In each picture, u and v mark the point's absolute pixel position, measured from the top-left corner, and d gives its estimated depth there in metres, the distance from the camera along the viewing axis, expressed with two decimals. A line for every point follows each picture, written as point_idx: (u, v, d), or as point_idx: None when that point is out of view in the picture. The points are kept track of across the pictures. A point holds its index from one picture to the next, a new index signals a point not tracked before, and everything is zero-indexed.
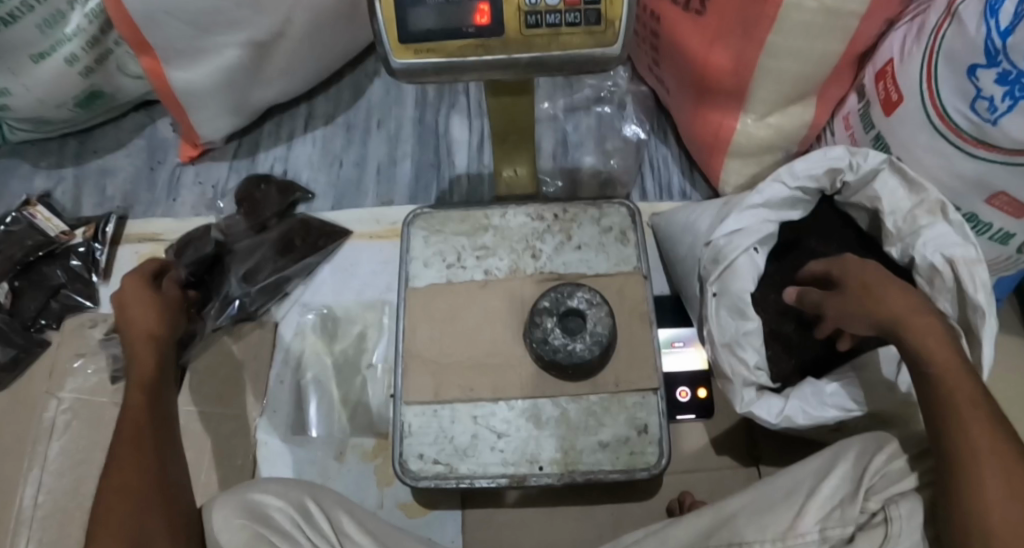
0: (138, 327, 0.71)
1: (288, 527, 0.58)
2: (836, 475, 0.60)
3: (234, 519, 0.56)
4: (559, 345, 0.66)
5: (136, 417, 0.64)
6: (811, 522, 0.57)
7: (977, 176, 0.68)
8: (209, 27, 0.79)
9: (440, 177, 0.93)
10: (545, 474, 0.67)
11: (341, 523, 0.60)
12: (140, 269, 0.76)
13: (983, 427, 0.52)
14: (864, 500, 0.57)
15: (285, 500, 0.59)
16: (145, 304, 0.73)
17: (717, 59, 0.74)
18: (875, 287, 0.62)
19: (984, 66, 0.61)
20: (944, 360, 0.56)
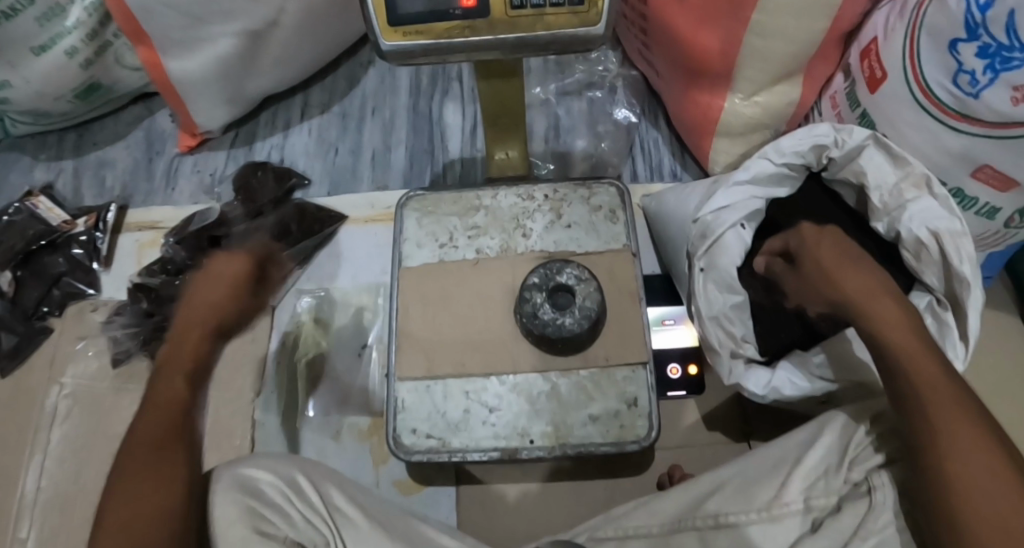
0: (200, 313, 0.63)
1: (280, 502, 0.56)
2: (821, 445, 0.60)
3: (226, 495, 0.53)
4: (548, 319, 0.68)
5: (170, 397, 0.59)
6: (796, 493, 0.58)
7: (962, 150, 0.69)
8: (205, 17, 0.81)
9: (434, 162, 0.94)
10: (536, 447, 0.68)
11: (331, 495, 0.58)
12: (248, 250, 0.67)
13: (956, 416, 0.54)
14: (847, 471, 0.58)
15: (275, 474, 0.57)
16: (221, 288, 0.64)
17: (703, 40, 0.75)
18: (838, 275, 0.64)
19: (965, 40, 0.62)
20: (906, 347, 0.58)
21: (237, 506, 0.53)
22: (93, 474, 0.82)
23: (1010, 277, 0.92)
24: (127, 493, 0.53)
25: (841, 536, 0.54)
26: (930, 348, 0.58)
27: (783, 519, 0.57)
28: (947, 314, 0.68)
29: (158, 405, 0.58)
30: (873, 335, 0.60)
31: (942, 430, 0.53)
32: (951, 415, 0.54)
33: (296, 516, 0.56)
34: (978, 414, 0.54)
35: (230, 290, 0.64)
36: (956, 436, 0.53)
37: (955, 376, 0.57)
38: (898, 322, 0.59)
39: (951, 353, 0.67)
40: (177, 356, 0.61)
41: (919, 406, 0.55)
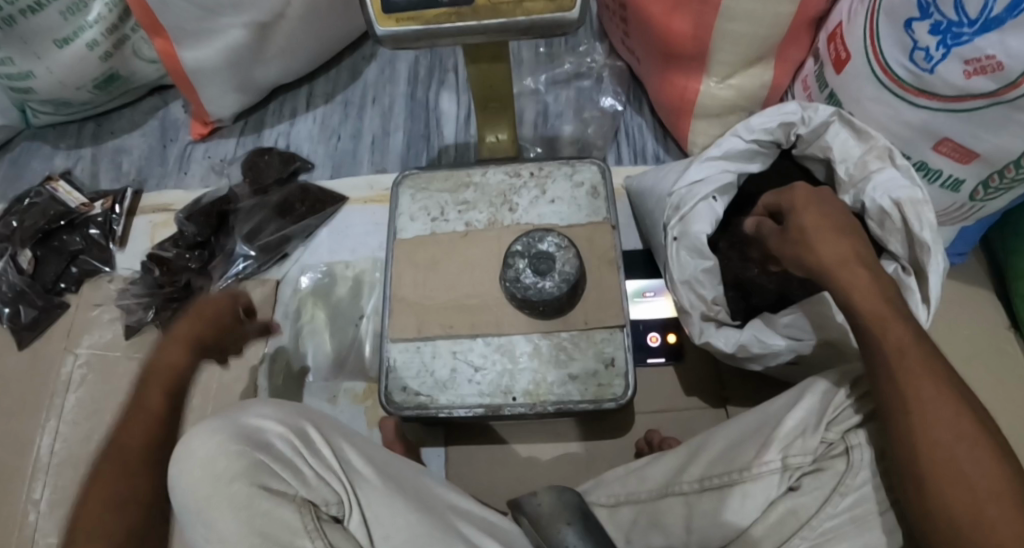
0: (182, 340, 0.62)
1: (286, 450, 0.56)
2: (801, 408, 0.59)
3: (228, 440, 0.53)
4: (530, 284, 0.72)
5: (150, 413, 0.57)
6: (773, 453, 0.57)
7: (922, 123, 0.74)
8: (217, 9, 0.87)
9: (430, 147, 1.00)
10: (518, 404, 0.72)
11: (341, 449, 0.60)
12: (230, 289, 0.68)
13: (938, 387, 0.52)
14: (825, 431, 0.57)
15: (281, 424, 0.58)
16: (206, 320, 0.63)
17: (677, 27, 0.81)
18: (815, 241, 0.64)
19: (919, 19, 0.67)
20: (881, 315, 0.57)
21: (239, 460, 0.51)
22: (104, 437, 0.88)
23: (982, 253, 0.96)
24: (99, 502, 0.52)
25: (819, 495, 0.55)
26: (904, 314, 0.57)
27: (760, 478, 0.57)
28: (910, 278, 0.72)
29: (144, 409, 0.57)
30: (847, 303, 0.60)
31: (915, 397, 0.52)
32: (924, 382, 0.52)
33: (308, 471, 0.55)
34: (952, 380, 0.53)
35: (212, 318, 0.64)
36: (931, 406, 0.51)
37: (926, 342, 0.56)
38: (870, 289, 0.59)
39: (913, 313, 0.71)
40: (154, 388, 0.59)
41: (889, 373, 0.54)
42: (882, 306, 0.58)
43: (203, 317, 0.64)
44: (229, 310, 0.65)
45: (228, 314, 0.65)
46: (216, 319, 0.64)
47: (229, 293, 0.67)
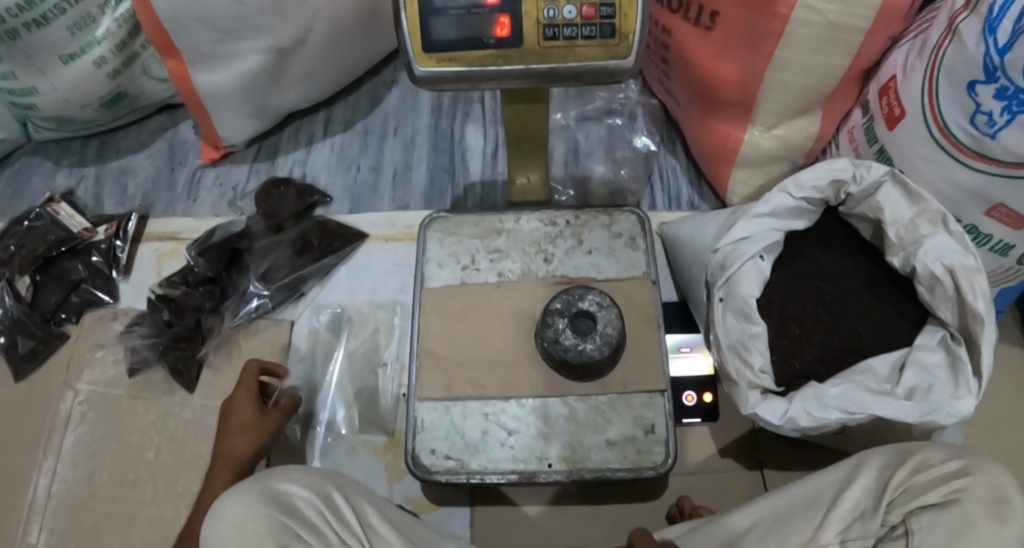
0: (233, 453, 0.70)
1: (315, 519, 0.54)
2: (858, 486, 0.53)
3: (259, 509, 0.50)
4: (570, 345, 0.69)
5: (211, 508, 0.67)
6: (831, 536, 0.51)
7: (976, 187, 0.70)
8: (235, 33, 0.81)
9: (454, 183, 0.96)
10: (554, 471, 0.69)
11: (366, 514, 0.57)
12: (245, 382, 0.74)
13: None
14: (885, 513, 0.50)
15: (311, 489, 0.55)
16: (244, 428, 0.71)
17: (725, 73, 0.78)
18: None
19: (984, 82, 0.63)
20: None
21: (268, 521, 0.50)
22: (104, 481, 0.83)
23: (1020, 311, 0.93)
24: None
25: None
26: None
27: None
28: (961, 349, 0.69)
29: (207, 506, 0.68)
30: None
31: None
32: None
33: (332, 536, 0.53)
34: None
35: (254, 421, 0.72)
36: None
37: None
38: None
39: (964, 387, 0.67)
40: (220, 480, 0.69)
41: None
42: None
43: (240, 426, 0.71)
44: (254, 410, 0.72)
45: (252, 409, 0.72)
46: (246, 421, 0.71)
47: (249, 389, 0.74)
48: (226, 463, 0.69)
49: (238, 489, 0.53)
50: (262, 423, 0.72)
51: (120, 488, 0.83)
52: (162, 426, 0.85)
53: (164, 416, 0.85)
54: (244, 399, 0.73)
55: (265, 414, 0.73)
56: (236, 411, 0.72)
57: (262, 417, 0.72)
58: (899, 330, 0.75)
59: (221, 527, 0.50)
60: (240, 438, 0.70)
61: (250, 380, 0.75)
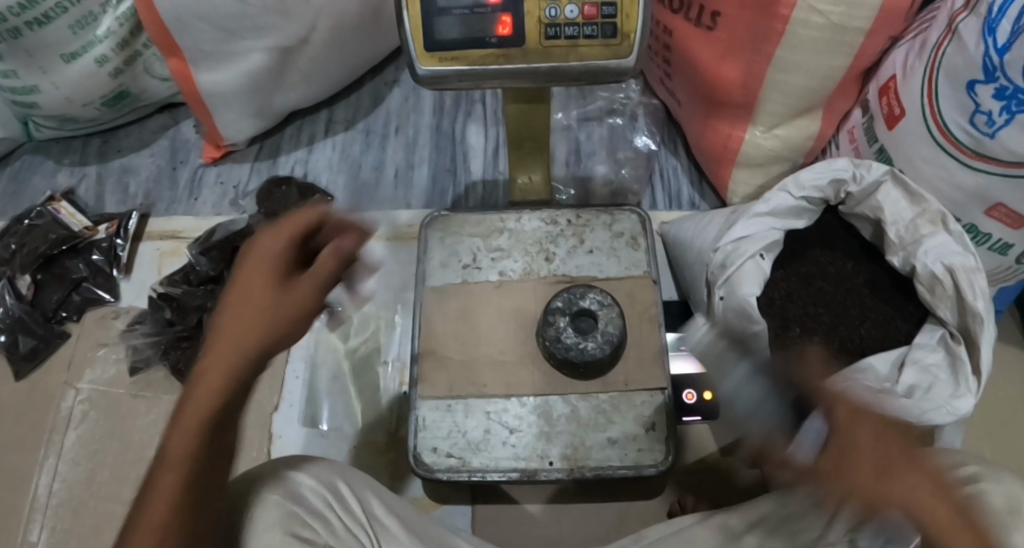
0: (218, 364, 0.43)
1: (320, 508, 0.52)
2: None
3: (272, 500, 0.48)
4: (571, 343, 0.69)
5: (197, 415, 0.42)
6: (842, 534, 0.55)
7: (977, 187, 0.71)
8: (239, 31, 0.81)
9: (456, 182, 0.97)
10: (555, 469, 0.69)
11: (373, 507, 0.57)
12: (278, 234, 0.50)
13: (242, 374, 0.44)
14: (897, 517, 0.54)
15: (315, 479, 0.53)
16: (260, 306, 0.46)
17: (726, 74, 0.78)
18: None
19: (983, 82, 0.63)
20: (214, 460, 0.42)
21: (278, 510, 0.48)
22: (106, 480, 0.83)
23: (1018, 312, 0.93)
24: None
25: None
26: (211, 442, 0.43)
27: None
28: (961, 349, 0.69)
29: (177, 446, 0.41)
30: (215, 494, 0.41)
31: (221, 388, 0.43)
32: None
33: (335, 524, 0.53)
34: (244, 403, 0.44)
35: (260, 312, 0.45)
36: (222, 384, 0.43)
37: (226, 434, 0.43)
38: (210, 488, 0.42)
39: (964, 386, 0.67)
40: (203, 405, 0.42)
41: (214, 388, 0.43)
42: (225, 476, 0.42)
43: (245, 303, 0.46)
44: (273, 288, 0.47)
45: (269, 274, 0.48)
46: (260, 303, 0.46)
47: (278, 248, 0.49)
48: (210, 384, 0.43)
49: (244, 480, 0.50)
50: (285, 298, 0.47)
51: (123, 486, 0.83)
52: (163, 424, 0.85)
53: (167, 415, 0.86)
54: (266, 251, 0.49)
55: (280, 289, 0.47)
56: (252, 271, 0.48)
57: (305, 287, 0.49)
58: (898, 330, 0.75)
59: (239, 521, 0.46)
60: (246, 324, 0.45)
61: (286, 231, 0.50)
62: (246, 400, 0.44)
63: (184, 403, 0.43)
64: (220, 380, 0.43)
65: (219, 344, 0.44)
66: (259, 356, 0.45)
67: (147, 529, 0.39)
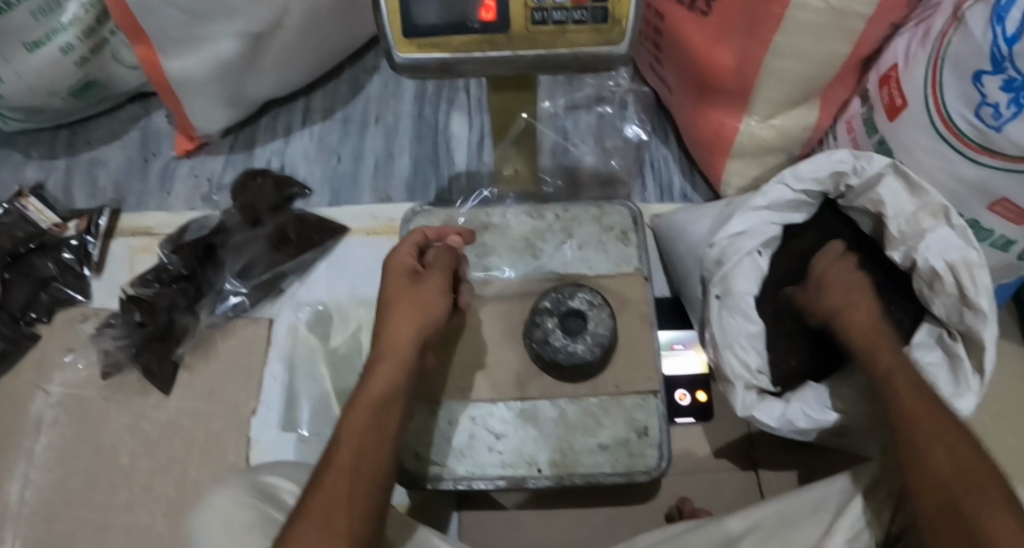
0: (393, 340, 0.58)
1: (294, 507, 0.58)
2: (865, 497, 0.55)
3: (245, 498, 0.56)
4: (560, 346, 0.66)
5: (376, 399, 0.55)
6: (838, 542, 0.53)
7: (979, 180, 0.68)
8: (207, 16, 0.77)
9: (439, 173, 0.93)
10: (543, 476, 0.67)
11: None
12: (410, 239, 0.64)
13: (413, 320, 0.58)
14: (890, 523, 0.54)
15: (295, 484, 0.60)
16: (417, 303, 0.59)
17: (721, 60, 0.75)
18: None
19: (990, 73, 0.60)
20: (391, 387, 0.56)
21: (250, 512, 0.55)
22: (79, 486, 0.80)
23: None
24: (359, 475, 0.51)
25: None
26: (400, 371, 0.57)
27: None
28: (957, 345, 0.67)
29: (378, 376, 0.56)
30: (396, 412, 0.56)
31: (397, 329, 0.58)
32: (936, 440, 0.52)
33: None
34: (418, 340, 0.58)
35: (411, 296, 0.60)
36: (401, 333, 0.58)
37: (406, 369, 0.57)
38: (387, 410, 0.55)
39: (964, 385, 0.65)
40: (388, 357, 0.57)
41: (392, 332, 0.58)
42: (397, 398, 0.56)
43: (407, 303, 0.60)
44: (410, 280, 0.61)
45: (409, 277, 0.61)
46: (406, 290, 0.60)
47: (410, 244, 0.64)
48: (391, 353, 0.57)
49: (232, 481, 0.59)
50: (426, 286, 0.61)
51: (96, 493, 0.80)
52: (137, 429, 0.82)
53: (140, 419, 0.82)
54: (402, 263, 0.62)
55: (426, 282, 0.61)
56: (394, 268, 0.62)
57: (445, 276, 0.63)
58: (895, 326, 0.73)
59: (215, 510, 0.55)
60: (413, 317, 0.59)
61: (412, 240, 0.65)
62: (416, 356, 0.58)
63: (362, 393, 0.56)
64: (394, 365, 0.57)
65: (392, 339, 0.57)
66: (423, 337, 0.59)
67: (352, 437, 0.53)
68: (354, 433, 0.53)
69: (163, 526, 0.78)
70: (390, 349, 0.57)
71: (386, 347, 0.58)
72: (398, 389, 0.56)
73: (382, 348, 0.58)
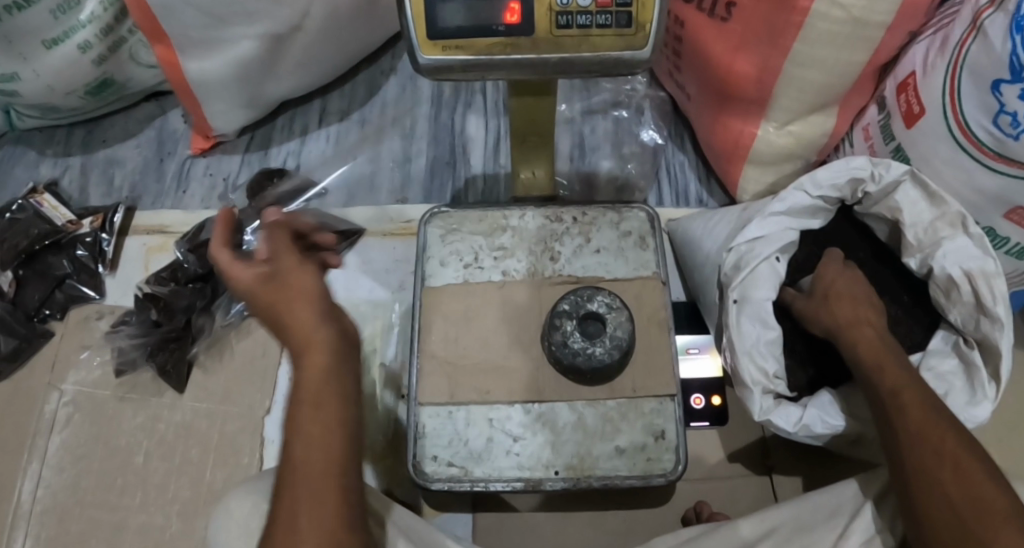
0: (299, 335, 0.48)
1: None
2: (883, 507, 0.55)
3: (262, 505, 0.55)
4: (578, 348, 0.66)
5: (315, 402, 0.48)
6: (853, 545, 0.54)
7: (997, 190, 0.68)
8: (228, 18, 0.77)
9: (456, 176, 0.93)
10: (560, 479, 0.67)
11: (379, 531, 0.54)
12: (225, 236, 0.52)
13: (304, 310, 0.49)
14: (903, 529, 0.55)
15: None
16: (297, 294, 0.49)
17: (740, 66, 0.75)
18: None
19: (1009, 81, 0.60)
20: (319, 379, 0.48)
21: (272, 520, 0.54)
22: (92, 486, 0.80)
23: None
24: (317, 483, 0.45)
25: None
26: (330, 356, 0.48)
27: None
28: (974, 353, 0.67)
29: (306, 371, 0.48)
30: (340, 396, 0.48)
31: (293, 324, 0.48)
32: (935, 449, 0.53)
33: None
34: (325, 325, 0.49)
35: (280, 289, 0.49)
36: (305, 325, 0.48)
37: (336, 350, 0.49)
38: (329, 401, 0.47)
39: (981, 393, 0.66)
40: (309, 348, 0.48)
41: (288, 327, 0.49)
42: (336, 385, 0.48)
43: (279, 297, 0.49)
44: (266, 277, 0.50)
45: (265, 273, 0.50)
46: (279, 284, 0.49)
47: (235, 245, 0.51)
48: (304, 344, 0.48)
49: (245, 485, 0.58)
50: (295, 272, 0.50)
51: (109, 493, 0.80)
52: (151, 428, 0.82)
53: (154, 419, 0.82)
54: (249, 275, 0.50)
55: (288, 271, 0.50)
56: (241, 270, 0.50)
57: (301, 260, 0.51)
58: (910, 332, 0.73)
59: (231, 519, 0.55)
60: (308, 304, 0.49)
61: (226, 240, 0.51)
62: (341, 331, 0.49)
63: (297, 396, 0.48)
64: (318, 352, 0.48)
65: (298, 334, 0.48)
66: (329, 306, 0.50)
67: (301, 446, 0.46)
68: (302, 440, 0.47)
69: (177, 527, 0.78)
70: (301, 337, 0.48)
71: (300, 340, 0.48)
72: (336, 370, 0.48)
73: (296, 343, 0.48)
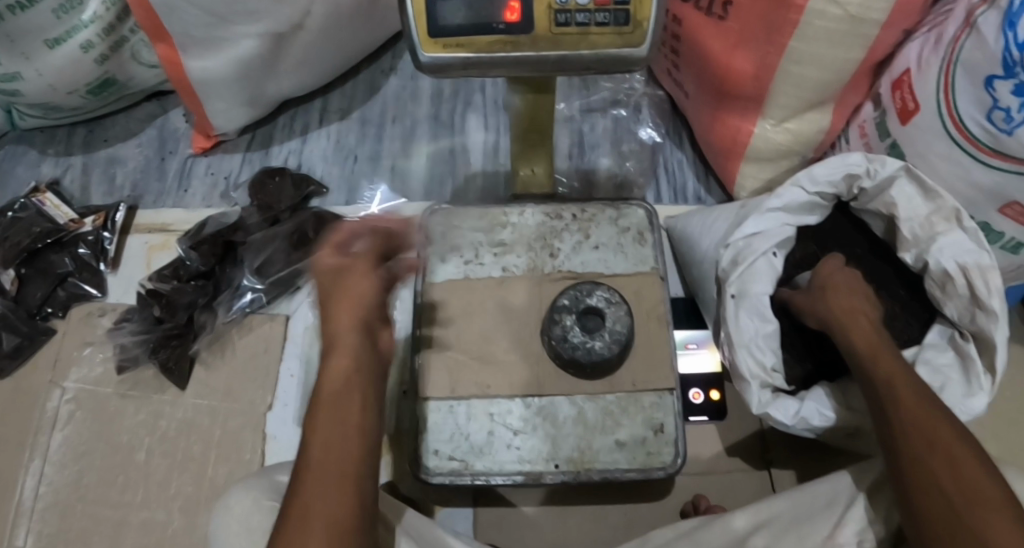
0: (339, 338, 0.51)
1: None
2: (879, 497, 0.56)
3: (264, 501, 0.56)
4: (578, 343, 0.67)
5: (338, 388, 0.50)
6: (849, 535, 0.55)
7: (991, 185, 0.69)
8: (230, 17, 0.78)
9: (456, 174, 0.94)
10: (561, 472, 0.67)
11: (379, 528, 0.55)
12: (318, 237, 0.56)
13: (352, 313, 0.52)
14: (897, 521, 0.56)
15: None
16: (349, 297, 0.52)
17: (738, 64, 0.76)
18: None
19: (1002, 77, 0.61)
20: (347, 381, 0.50)
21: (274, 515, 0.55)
22: (94, 482, 0.80)
23: None
24: (329, 476, 0.47)
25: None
26: (363, 362, 0.51)
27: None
28: (969, 346, 0.68)
29: (335, 372, 0.51)
30: (362, 401, 0.50)
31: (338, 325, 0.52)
32: (928, 441, 0.53)
33: None
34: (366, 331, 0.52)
35: (340, 292, 0.53)
36: (348, 330, 0.52)
37: (370, 358, 0.52)
38: (350, 404, 0.50)
39: (976, 386, 0.66)
40: (343, 351, 0.51)
41: (336, 327, 0.52)
42: (362, 390, 0.51)
43: (336, 300, 0.52)
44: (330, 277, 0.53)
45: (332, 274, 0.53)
46: (336, 287, 0.53)
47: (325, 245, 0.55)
48: (343, 346, 0.51)
49: (248, 481, 0.59)
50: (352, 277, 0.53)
51: (111, 490, 0.80)
52: (153, 425, 0.82)
53: (157, 416, 0.83)
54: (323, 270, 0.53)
55: (350, 273, 0.53)
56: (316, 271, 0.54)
57: (375, 265, 0.54)
58: (906, 327, 0.73)
59: (234, 514, 0.55)
60: (353, 307, 0.52)
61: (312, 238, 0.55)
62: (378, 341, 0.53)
63: (320, 395, 0.51)
64: (349, 355, 0.51)
65: (337, 334, 0.52)
66: (373, 315, 0.53)
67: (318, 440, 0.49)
68: (321, 434, 0.49)
69: (179, 523, 0.78)
70: (338, 340, 0.52)
71: (339, 343, 0.52)
72: (365, 374, 0.51)
73: (332, 344, 0.52)
